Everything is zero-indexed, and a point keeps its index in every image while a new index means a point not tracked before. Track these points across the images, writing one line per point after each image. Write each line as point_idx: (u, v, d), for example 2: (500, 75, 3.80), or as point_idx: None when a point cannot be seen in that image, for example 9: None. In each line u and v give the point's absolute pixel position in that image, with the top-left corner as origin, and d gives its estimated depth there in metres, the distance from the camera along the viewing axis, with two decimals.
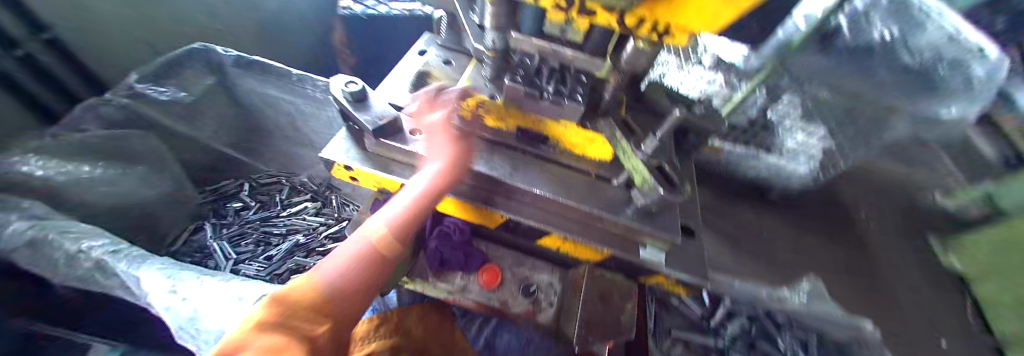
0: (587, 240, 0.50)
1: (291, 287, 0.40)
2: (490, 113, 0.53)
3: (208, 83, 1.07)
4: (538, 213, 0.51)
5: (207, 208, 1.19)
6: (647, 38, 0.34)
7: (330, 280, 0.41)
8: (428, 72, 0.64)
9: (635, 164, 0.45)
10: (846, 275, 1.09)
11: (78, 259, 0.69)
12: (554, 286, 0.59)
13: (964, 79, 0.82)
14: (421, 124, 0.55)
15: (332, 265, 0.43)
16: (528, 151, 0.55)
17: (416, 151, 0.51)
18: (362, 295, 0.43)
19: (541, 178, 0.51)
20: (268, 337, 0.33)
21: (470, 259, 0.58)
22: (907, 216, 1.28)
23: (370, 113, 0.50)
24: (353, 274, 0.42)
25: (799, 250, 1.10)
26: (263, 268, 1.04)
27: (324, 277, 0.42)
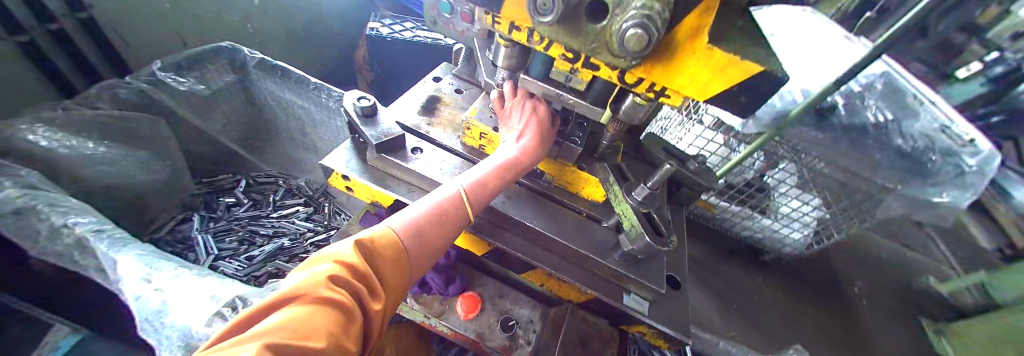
0: (571, 280, 0.50)
1: (369, 234, 0.32)
2: (489, 143, 0.55)
3: (227, 81, 1.13)
4: (527, 246, 0.51)
5: (199, 200, 1.18)
6: (644, 95, 0.37)
7: (404, 236, 0.34)
8: (439, 97, 0.67)
9: (624, 208, 0.45)
10: (835, 350, 1.06)
11: (62, 234, 0.68)
12: (533, 324, 0.56)
13: (955, 169, 0.85)
14: (423, 144, 0.57)
15: (401, 219, 0.36)
16: (524, 183, 0.56)
17: (415, 169, 0.52)
18: (427, 261, 0.37)
19: (533, 211, 0.52)
20: (342, 295, 0.26)
21: (450, 285, 0.57)
22: (901, 298, 1.26)
23: (376, 129, 0.52)
24: (426, 235, 0.36)
25: (787, 318, 1.11)
26: (242, 268, 1.00)
27: (401, 234, 0.34)
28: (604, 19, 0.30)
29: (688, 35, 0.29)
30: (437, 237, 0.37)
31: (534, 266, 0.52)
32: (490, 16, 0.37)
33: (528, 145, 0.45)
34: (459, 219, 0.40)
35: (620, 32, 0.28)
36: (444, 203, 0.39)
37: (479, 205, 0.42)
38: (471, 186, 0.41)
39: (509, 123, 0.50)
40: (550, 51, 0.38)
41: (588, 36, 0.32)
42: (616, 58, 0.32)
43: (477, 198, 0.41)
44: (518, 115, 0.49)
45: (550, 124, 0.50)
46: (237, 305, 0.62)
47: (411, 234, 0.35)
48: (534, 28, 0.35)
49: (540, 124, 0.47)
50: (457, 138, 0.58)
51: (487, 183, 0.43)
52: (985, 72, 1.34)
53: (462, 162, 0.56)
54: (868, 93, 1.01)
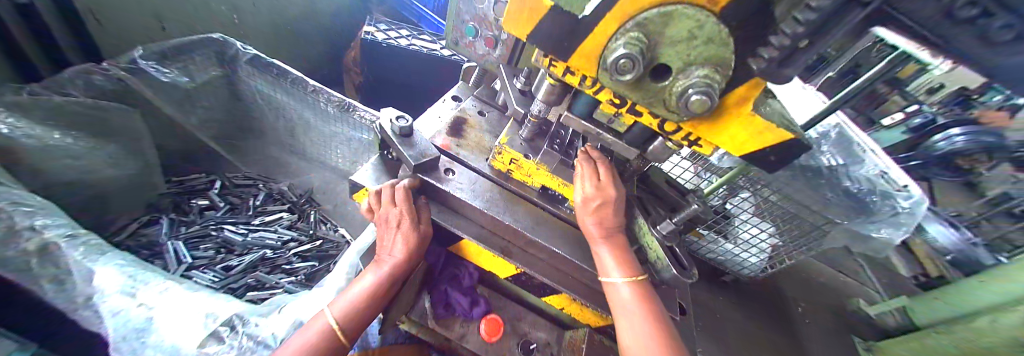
0: (594, 306, 0.53)
1: None
2: (519, 168, 0.57)
3: (213, 75, 1.06)
4: (551, 270, 0.54)
5: (167, 201, 1.07)
6: (678, 142, 0.42)
7: None
8: (463, 119, 0.69)
9: (649, 240, 0.50)
10: None
11: (19, 237, 0.59)
12: (550, 345, 0.59)
13: (892, 209, 0.95)
14: (454, 166, 0.58)
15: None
16: (548, 208, 0.59)
17: (450, 191, 0.53)
18: None
19: (560, 237, 0.55)
20: None
21: (474, 307, 0.58)
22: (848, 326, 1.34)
23: (414, 149, 0.52)
24: None
25: (746, 339, 1.18)
26: (218, 278, 0.93)
27: None
28: (665, 79, 0.34)
29: (736, 102, 0.34)
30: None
31: (557, 290, 0.55)
32: (549, 59, 0.40)
33: (400, 258, 0.49)
34: (344, 339, 0.46)
35: (682, 94, 0.32)
36: (320, 331, 0.45)
37: (361, 316, 0.48)
38: (345, 310, 0.47)
39: (383, 230, 0.50)
40: (599, 95, 0.42)
41: (647, 92, 0.36)
42: (669, 112, 0.36)
43: (354, 319, 0.47)
44: (386, 230, 0.50)
45: (422, 221, 0.51)
46: (235, 324, 0.59)
47: None
48: (593, 77, 0.39)
49: (411, 233, 0.49)
50: (485, 163, 0.60)
51: (359, 303, 0.48)
52: (906, 122, 1.59)
53: (490, 185, 0.58)
54: (824, 141, 1.16)
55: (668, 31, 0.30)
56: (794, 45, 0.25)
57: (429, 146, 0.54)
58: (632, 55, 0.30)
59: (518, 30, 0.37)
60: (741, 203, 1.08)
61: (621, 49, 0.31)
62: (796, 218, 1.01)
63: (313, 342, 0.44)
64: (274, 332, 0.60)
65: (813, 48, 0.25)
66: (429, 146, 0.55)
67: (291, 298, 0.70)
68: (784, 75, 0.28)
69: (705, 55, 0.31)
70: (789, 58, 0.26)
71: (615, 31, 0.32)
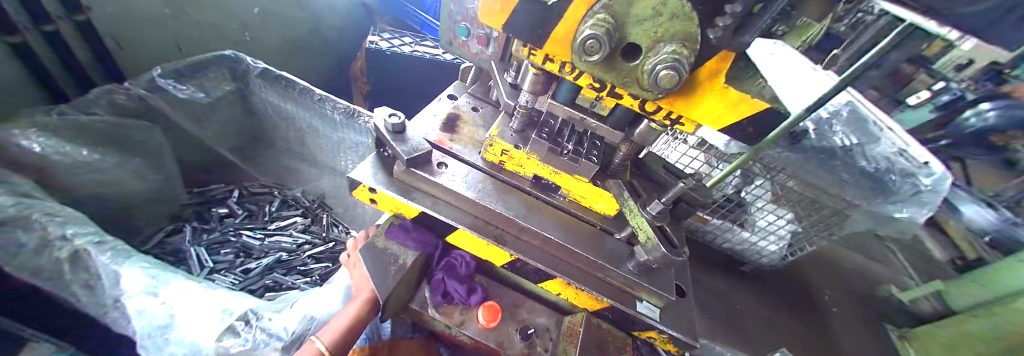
0: (587, 289, 0.54)
1: None
2: (511, 159, 0.58)
3: (226, 89, 1.11)
4: (545, 256, 0.55)
5: (189, 211, 1.14)
6: (661, 122, 0.43)
7: None
8: (458, 116, 0.71)
9: (640, 222, 0.51)
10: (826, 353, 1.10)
11: (54, 245, 0.65)
12: (549, 330, 0.62)
13: (913, 187, 0.86)
14: (448, 160, 0.60)
15: None
16: (541, 197, 0.60)
17: (442, 184, 0.55)
18: None
19: (549, 224, 0.57)
20: None
21: (471, 294, 0.60)
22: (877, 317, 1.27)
23: (406, 146, 0.54)
24: None
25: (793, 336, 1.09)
26: (238, 281, 0.98)
27: None
28: (637, 58, 0.35)
29: (708, 76, 0.35)
30: None
31: (552, 274, 0.55)
32: (527, 48, 0.41)
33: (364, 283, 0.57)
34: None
35: (652, 71, 0.33)
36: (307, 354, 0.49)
37: (348, 339, 0.52)
38: (331, 334, 0.51)
39: (353, 272, 0.60)
40: (579, 81, 0.42)
41: (622, 73, 0.37)
42: (644, 91, 0.37)
43: (341, 344, 0.51)
44: (353, 271, 0.61)
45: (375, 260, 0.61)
46: (250, 319, 0.63)
47: None
48: (569, 62, 0.39)
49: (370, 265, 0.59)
50: (478, 156, 0.62)
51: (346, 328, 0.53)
52: (933, 100, 1.36)
53: (483, 176, 0.60)
54: (834, 120, 1.05)
55: (632, 10, 0.31)
56: (744, 12, 0.26)
57: (421, 143, 0.56)
58: (598, 35, 0.31)
59: (493, 21, 0.38)
60: (755, 189, 0.99)
61: (589, 30, 0.31)
62: (814, 203, 0.95)
63: None
64: (285, 326, 0.63)
65: (768, 11, 0.26)
66: (422, 144, 0.56)
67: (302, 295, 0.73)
68: (745, 42, 0.29)
69: (672, 31, 0.31)
70: (743, 25, 0.28)
71: (585, 13, 0.33)
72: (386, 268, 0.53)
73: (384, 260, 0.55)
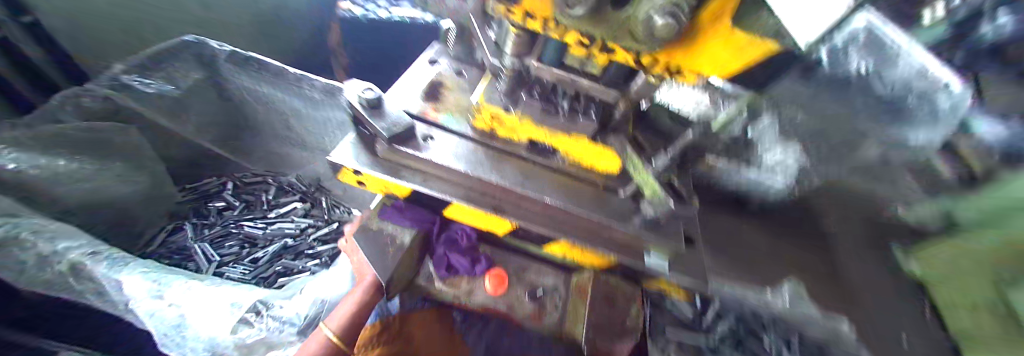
0: (594, 249, 0.52)
1: None
2: (503, 124, 0.55)
3: (196, 79, 1.04)
4: (548, 221, 0.52)
5: (186, 208, 1.13)
6: (659, 74, 0.38)
7: None
8: (441, 81, 0.65)
9: (644, 178, 0.49)
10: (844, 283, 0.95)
11: (52, 260, 0.65)
12: (558, 290, 0.61)
13: (931, 114, 0.76)
14: (433, 131, 0.55)
15: None
16: (538, 161, 0.56)
17: (429, 158, 0.51)
18: None
19: (550, 188, 0.53)
20: None
21: (476, 265, 0.59)
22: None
23: (385, 122, 0.49)
24: None
25: None
26: (248, 271, 0.99)
27: None
28: (628, 6, 0.30)
29: (710, 20, 0.29)
30: None
31: (555, 237, 0.53)
32: (503, 4, 0.35)
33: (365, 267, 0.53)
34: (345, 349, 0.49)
35: (647, 18, 0.28)
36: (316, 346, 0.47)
37: (355, 325, 0.50)
38: (338, 322, 0.49)
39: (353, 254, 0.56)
40: (567, 38, 0.37)
41: (611, 25, 0.31)
42: (637, 44, 0.32)
43: (351, 332, 0.49)
44: (353, 253, 0.56)
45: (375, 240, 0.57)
46: (259, 309, 0.63)
47: None
48: (554, 18, 0.33)
49: None
50: (464, 123, 0.57)
51: (351, 314, 0.50)
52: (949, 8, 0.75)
53: (474, 145, 0.56)
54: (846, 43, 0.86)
55: None
56: None
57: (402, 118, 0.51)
58: None
59: None
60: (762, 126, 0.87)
61: None
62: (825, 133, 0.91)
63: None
64: (298, 312, 0.65)
65: None
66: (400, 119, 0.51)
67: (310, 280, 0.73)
68: None
69: None
70: None
71: None
72: (382, 249, 0.51)
73: (380, 242, 0.52)
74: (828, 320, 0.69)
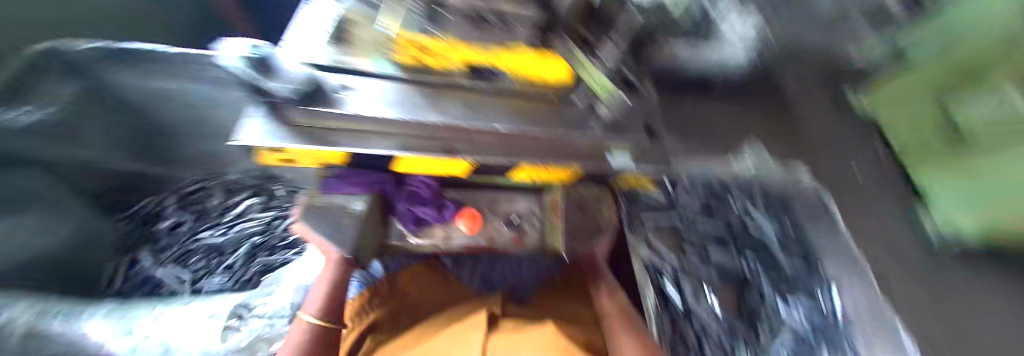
0: (555, 162, 0.50)
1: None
2: (424, 50, 0.43)
3: (73, 90, 0.86)
4: (504, 149, 0.49)
5: (134, 237, 1.01)
6: None
7: None
8: (342, 14, 0.48)
9: (597, 78, 0.43)
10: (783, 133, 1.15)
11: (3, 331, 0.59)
12: (533, 212, 0.63)
13: None
14: (348, 79, 0.45)
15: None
16: (482, 87, 0.47)
17: (354, 113, 0.42)
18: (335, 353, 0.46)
19: (501, 114, 0.48)
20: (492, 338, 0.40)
21: (444, 211, 0.57)
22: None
23: (283, 81, 0.38)
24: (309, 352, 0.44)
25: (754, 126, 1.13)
26: (228, 278, 0.98)
27: None
28: None
29: None
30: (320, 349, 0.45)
31: (512, 164, 0.50)
32: None
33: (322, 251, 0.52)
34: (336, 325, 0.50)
35: None
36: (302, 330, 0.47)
37: (334, 302, 0.51)
38: (315, 306, 0.50)
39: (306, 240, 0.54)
40: None
41: None
42: None
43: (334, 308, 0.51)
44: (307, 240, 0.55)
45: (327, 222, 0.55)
46: (241, 314, 0.75)
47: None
48: None
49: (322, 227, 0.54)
50: (381, 56, 0.44)
51: (330, 293, 0.52)
52: None
53: (404, 86, 0.46)
54: None
55: None
56: None
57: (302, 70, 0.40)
58: None
59: None
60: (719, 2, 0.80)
61: None
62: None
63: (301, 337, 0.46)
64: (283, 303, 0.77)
65: None
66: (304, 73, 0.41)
67: (281, 272, 0.84)
68: None
69: None
70: None
71: None
72: (337, 221, 0.49)
73: (334, 215, 0.49)
74: (787, 169, 1.03)
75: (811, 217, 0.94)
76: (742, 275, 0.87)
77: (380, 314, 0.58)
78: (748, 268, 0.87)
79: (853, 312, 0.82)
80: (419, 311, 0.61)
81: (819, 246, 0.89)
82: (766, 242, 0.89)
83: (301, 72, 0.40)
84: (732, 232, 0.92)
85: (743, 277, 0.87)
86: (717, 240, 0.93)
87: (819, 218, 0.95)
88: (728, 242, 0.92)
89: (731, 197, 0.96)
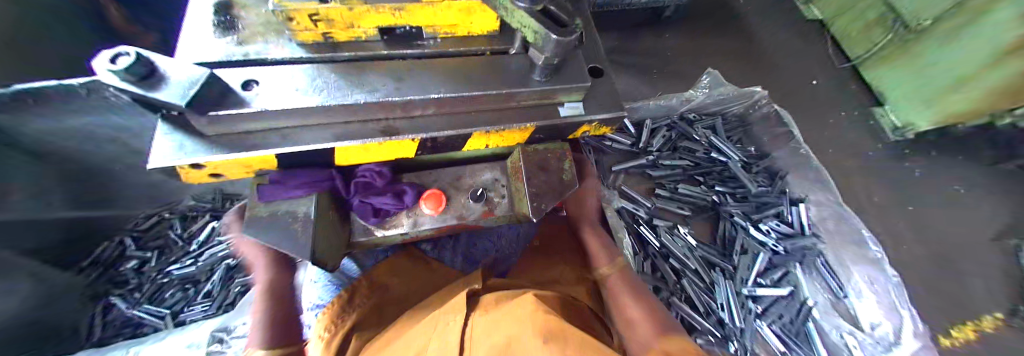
0: (509, 125, 0.47)
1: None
2: (329, 21, 0.40)
3: None
4: (447, 121, 0.47)
5: (100, 283, 0.97)
6: None
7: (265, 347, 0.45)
8: (225, 3, 0.46)
9: (522, 19, 0.38)
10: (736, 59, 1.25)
11: None
12: (499, 181, 0.60)
13: None
14: (254, 72, 0.40)
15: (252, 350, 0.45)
16: (405, 55, 0.45)
17: (263, 109, 0.37)
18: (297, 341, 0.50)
19: (433, 80, 0.44)
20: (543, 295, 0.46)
21: (404, 197, 0.54)
22: (758, 21, 1.36)
23: (176, 89, 0.33)
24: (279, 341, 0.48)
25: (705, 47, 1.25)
26: (209, 305, 0.95)
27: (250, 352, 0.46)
28: None
29: None
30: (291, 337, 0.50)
31: (466, 135, 0.47)
32: None
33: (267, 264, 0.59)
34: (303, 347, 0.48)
35: None
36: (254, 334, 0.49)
37: (284, 308, 0.55)
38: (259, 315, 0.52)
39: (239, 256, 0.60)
40: None
41: None
42: None
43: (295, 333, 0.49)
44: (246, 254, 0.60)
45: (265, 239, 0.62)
46: (220, 337, 0.74)
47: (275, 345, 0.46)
48: None
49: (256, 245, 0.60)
50: (289, 41, 0.44)
51: (273, 302, 0.55)
52: None
53: (320, 68, 0.43)
54: None
55: None
56: None
57: (188, 74, 0.34)
58: None
59: None
60: None
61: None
62: None
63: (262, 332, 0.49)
64: None
65: None
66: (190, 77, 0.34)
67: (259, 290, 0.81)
68: None
69: None
70: None
71: None
72: (290, 230, 0.45)
73: (283, 224, 0.46)
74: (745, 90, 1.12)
75: (772, 139, 1.06)
76: (712, 203, 0.99)
77: (366, 311, 0.56)
78: (717, 197, 1.00)
79: (816, 222, 0.94)
80: (409, 301, 0.61)
81: (781, 166, 1.03)
82: (729, 165, 1.02)
83: (189, 76, 0.34)
84: (701, 164, 1.03)
85: (714, 205, 0.99)
86: (686, 175, 1.02)
87: (776, 132, 1.06)
88: (698, 178, 1.03)
89: (695, 133, 1.06)
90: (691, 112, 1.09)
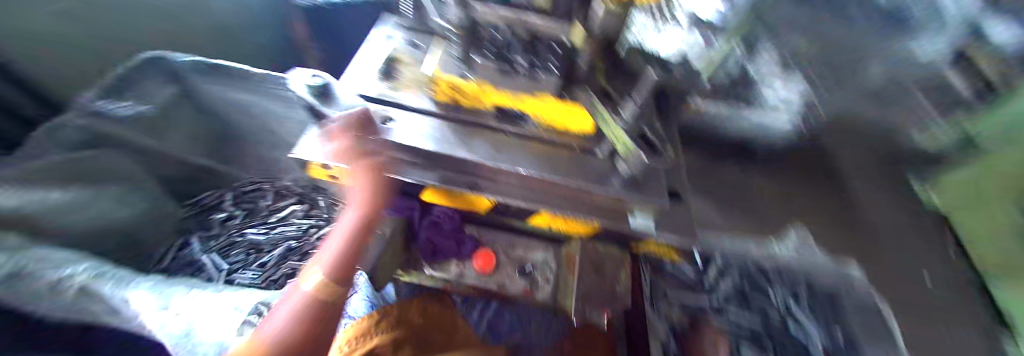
0: (575, 214, 0.50)
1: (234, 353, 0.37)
2: (463, 93, 0.49)
3: (170, 93, 1.00)
4: (524, 193, 0.51)
5: (191, 221, 1.16)
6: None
7: (269, 338, 0.39)
8: (393, 56, 0.58)
9: (617, 133, 0.44)
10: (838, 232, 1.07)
11: (61, 287, 0.68)
12: (549, 264, 0.62)
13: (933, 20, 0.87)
14: (393, 112, 0.51)
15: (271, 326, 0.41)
16: (509, 130, 0.53)
17: (396, 141, 0.47)
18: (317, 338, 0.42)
19: (526, 158, 0.51)
20: None
21: (462, 246, 0.60)
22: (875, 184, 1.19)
23: (342, 110, 0.46)
24: (297, 335, 0.40)
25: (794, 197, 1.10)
26: (258, 275, 1.05)
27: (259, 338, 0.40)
28: None
29: None
30: (314, 332, 0.42)
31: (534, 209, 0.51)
32: None
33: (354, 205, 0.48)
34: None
35: None
36: (298, 300, 0.44)
37: (345, 271, 0.47)
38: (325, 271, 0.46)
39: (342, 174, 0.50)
40: None
41: None
42: None
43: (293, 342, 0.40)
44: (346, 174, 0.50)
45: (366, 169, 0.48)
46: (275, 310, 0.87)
47: (276, 341, 0.39)
48: None
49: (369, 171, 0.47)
50: (426, 94, 0.53)
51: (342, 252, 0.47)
52: None
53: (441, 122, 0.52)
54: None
55: None
56: None
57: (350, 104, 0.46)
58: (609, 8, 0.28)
59: None
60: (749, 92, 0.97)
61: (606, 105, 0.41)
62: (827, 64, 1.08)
63: (296, 310, 0.42)
64: None
65: None
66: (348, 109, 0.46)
67: None
68: None
69: None
70: None
71: None
72: None
73: None
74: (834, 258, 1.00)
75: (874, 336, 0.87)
76: None
77: (384, 340, 0.56)
78: None
79: None
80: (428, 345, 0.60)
81: None
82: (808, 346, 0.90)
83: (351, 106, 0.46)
84: (767, 331, 0.95)
85: None
86: (752, 337, 0.94)
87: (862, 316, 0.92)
88: (762, 341, 0.93)
89: (770, 289, 0.99)
90: (769, 269, 0.98)
